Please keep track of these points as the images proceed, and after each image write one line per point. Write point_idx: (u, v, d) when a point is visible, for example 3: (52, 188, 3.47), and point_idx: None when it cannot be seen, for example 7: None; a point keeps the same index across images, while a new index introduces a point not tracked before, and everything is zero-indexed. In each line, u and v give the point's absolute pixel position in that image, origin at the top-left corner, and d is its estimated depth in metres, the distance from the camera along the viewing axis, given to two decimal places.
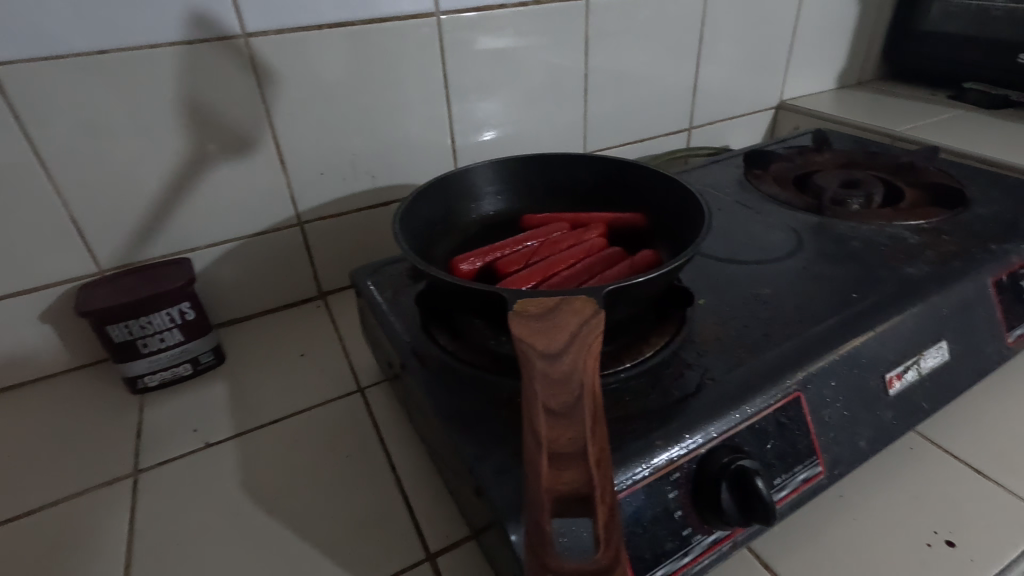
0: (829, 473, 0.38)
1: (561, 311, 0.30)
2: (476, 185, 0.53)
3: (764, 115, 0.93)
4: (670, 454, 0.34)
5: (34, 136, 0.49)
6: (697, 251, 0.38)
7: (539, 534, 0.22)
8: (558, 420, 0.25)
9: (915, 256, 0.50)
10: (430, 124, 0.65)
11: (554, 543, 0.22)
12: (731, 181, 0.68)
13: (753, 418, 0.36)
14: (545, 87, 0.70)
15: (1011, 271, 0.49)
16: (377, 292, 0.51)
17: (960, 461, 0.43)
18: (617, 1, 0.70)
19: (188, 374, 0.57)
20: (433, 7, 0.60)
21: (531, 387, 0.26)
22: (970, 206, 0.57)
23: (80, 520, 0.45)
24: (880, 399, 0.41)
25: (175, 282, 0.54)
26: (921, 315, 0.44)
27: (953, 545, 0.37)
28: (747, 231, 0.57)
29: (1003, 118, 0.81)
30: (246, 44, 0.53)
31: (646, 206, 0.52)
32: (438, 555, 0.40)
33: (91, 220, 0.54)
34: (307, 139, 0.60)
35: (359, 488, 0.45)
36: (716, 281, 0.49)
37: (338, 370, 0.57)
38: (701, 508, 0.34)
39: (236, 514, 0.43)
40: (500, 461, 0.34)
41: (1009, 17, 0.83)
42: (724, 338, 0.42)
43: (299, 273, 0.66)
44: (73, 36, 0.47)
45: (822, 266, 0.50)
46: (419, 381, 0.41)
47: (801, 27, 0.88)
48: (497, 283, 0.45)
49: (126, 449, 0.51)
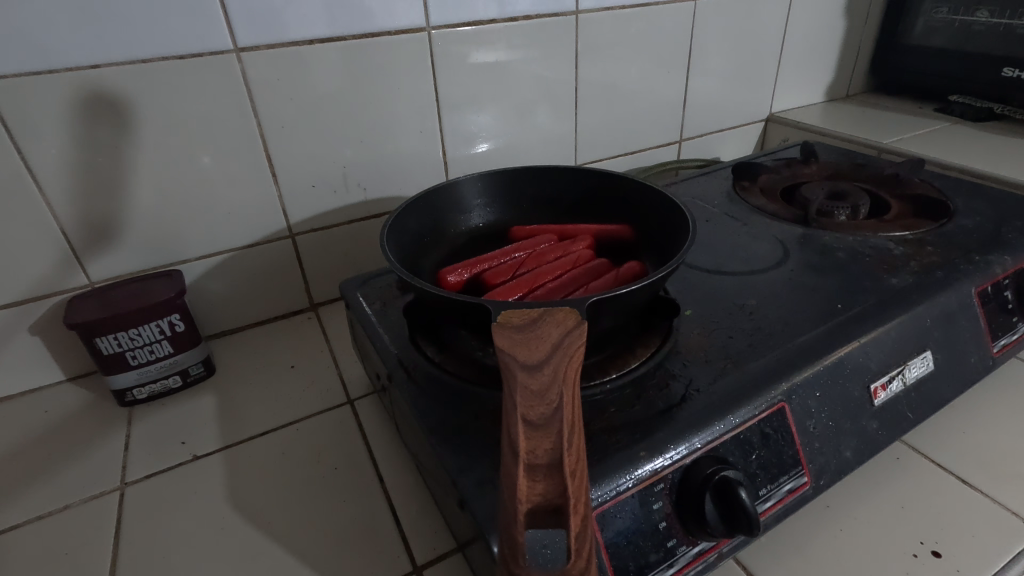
0: (814, 484, 0.39)
1: (543, 323, 0.31)
2: (465, 198, 0.54)
3: (753, 127, 0.94)
4: (654, 465, 0.34)
5: (26, 149, 0.50)
6: (681, 263, 0.38)
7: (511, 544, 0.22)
8: (535, 431, 0.25)
9: (899, 266, 0.51)
10: (422, 136, 0.66)
11: (525, 554, 0.22)
12: (719, 192, 0.68)
13: (738, 429, 0.37)
14: (536, 100, 0.71)
15: (994, 281, 0.50)
16: (366, 303, 0.51)
17: (946, 471, 0.43)
18: (607, 16, 0.71)
19: (177, 387, 0.57)
20: (424, 22, 0.61)
21: (510, 397, 0.27)
22: (954, 217, 0.58)
23: (64, 534, 0.44)
24: (865, 409, 0.41)
25: (164, 294, 0.54)
26: (905, 325, 0.44)
27: (940, 555, 0.38)
28: (734, 242, 0.57)
29: (989, 131, 0.83)
30: (237, 58, 0.54)
31: (633, 218, 0.52)
32: (424, 567, 0.40)
33: (81, 232, 0.54)
34: (299, 151, 0.60)
35: (346, 501, 0.45)
36: (703, 292, 0.49)
37: (328, 382, 0.57)
38: (685, 520, 0.34)
39: (222, 527, 0.43)
40: (485, 473, 0.34)
41: (992, 31, 0.84)
42: (710, 349, 0.42)
43: (290, 284, 0.66)
44: (66, 51, 0.48)
45: (807, 277, 0.50)
46: (405, 393, 0.41)
47: (788, 41, 0.89)
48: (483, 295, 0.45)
49: (113, 461, 0.50)
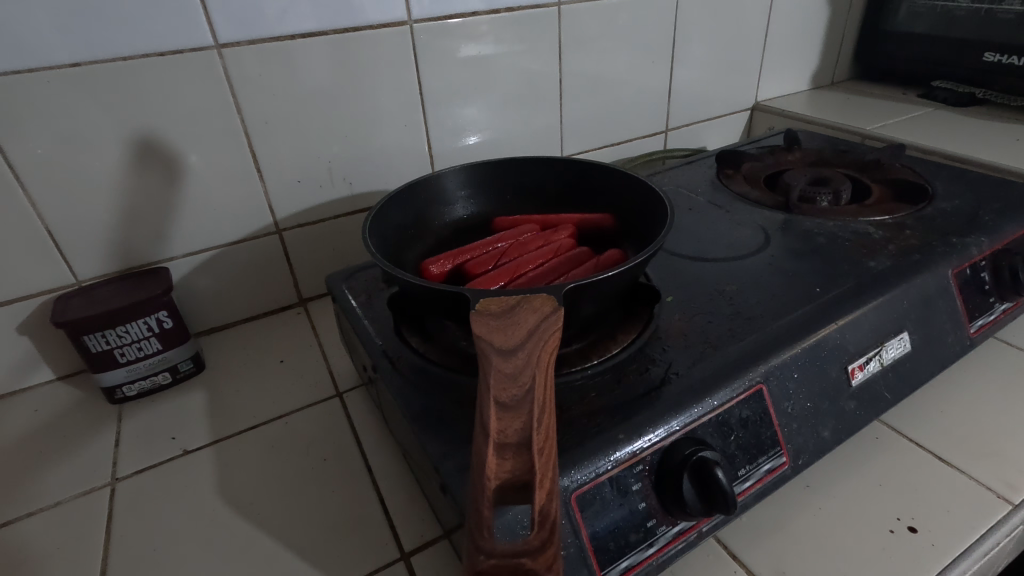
0: (793, 464, 0.39)
1: (520, 310, 0.31)
2: (448, 190, 0.54)
3: (740, 116, 0.94)
4: (633, 447, 0.35)
5: (8, 149, 0.50)
6: (658, 248, 0.39)
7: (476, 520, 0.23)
8: (506, 412, 0.25)
9: (879, 250, 0.51)
10: (407, 130, 0.66)
11: (491, 528, 0.23)
12: (704, 181, 0.69)
13: (717, 411, 0.37)
14: (521, 92, 0.71)
15: (972, 263, 0.50)
16: (352, 296, 0.51)
17: (924, 449, 0.44)
18: (590, 7, 0.71)
19: (167, 383, 0.58)
20: (406, 16, 0.61)
21: (484, 380, 0.27)
22: (933, 201, 0.59)
23: (56, 530, 0.45)
24: (843, 390, 0.42)
25: (152, 291, 0.54)
26: (883, 307, 0.45)
27: (915, 530, 0.38)
28: (716, 229, 0.58)
29: (970, 115, 0.83)
30: (219, 54, 0.54)
31: (614, 207, 0.53)
32: (412, 554, 0.40)
33: (67, 231, 0.54)
34: (284, 147, 0.60)
35: (335, 490, 0.45)
36: (684, 279, 0.50)
37: (317, 376, 0.58)
38: (664, 499, 0.35)
39: (212, 520, 0.44)
40: (466, 458, 0.34)
41: (973, 16, 0.85)
42: (689, 334, 0.43)
43: (278, 280, 0.67)
44: (44, 50, 0.48)
45: (788, 262, 0.51)
46: (391, 383, 0.42)
47: (772, 29, 0.89)
48: (466, 285, 0.45)
49: (104, 458, 0.51)
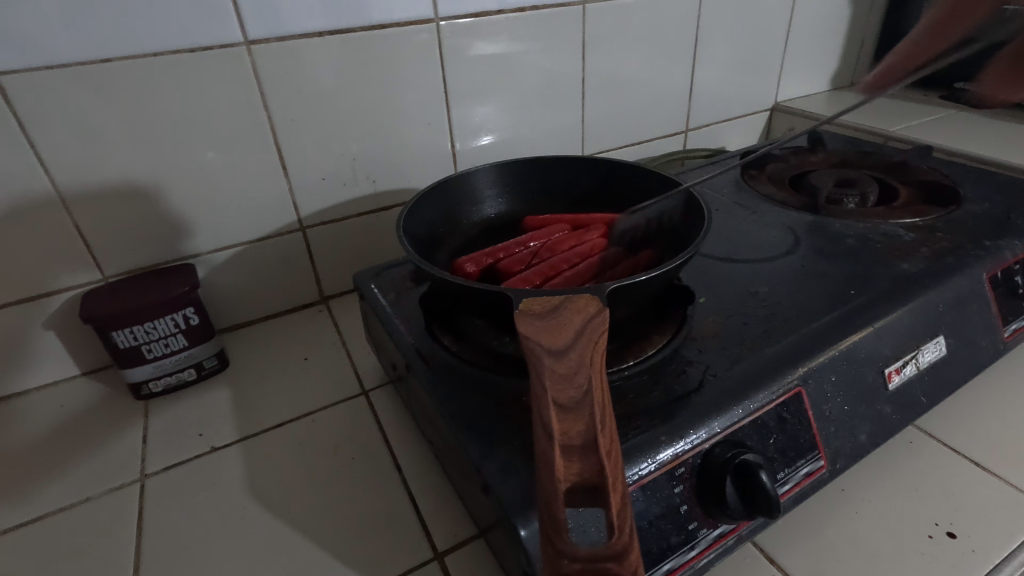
0: (831, 467, 0.39)
1: (565, 310, 0.31)
2: (477, 189, 0.54)
3: (759, 116, 0.94)
4: (675, 449, 0.34)
5: (40, 145, 0.50)
6: (697, 249, 0.39)
7: (554, 524, 0.23)
8: (567, 414, 0.26)
9: (911, 252, 0.51)
10: (431, 128, 0.66)
11: (568, 531, 0.23)
12: (728, 182, 0.69)
13: (756, 414, 0.37)
14: (543, 91, 0.71)
15: (1005, 266, 0.50)
16: (381, 295, 0.51)
17: (958, 453, 0.44)
18: (612, 6, 0.71)
19: (192, 379, 0.58)
20: (432, 14, 0.61)
21: (540, 382, 0.27)
22: (963, 203, 0.58)
23: (87, 526, 0.45)
24: (880, 393, 0.42)
25: (179, 288, 0.55)
26: (918, 310, 0.45)
27: (955, 536, 0.38)
28: (744, 230, 0.57)
29: (994, 116, 0.83)
30: (247, 51, 0.54)
31: (643, 205, 0.53)
32: (446, 554, 0.40)
33: (94, 227, 0.54)
34: (309, 144, 0.60)
35: (365, 489, 0.45)
36: (715, 280, 0.50)
37: (343, 373, 0.58)
38: (706, 503, 0.34)
39: (243, 517, 0.44)
40: (508, 458, 0.34)
41: None
42: (725, 335, 0.43)
43: (301, 277, 0.67)
44: (76, 44, 0.48)
45: (820, 264, 0.50)
46: (425, 382, 0.41)
47: (793, 30, 0.89)
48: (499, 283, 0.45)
49: (132, 454, 0.51)
